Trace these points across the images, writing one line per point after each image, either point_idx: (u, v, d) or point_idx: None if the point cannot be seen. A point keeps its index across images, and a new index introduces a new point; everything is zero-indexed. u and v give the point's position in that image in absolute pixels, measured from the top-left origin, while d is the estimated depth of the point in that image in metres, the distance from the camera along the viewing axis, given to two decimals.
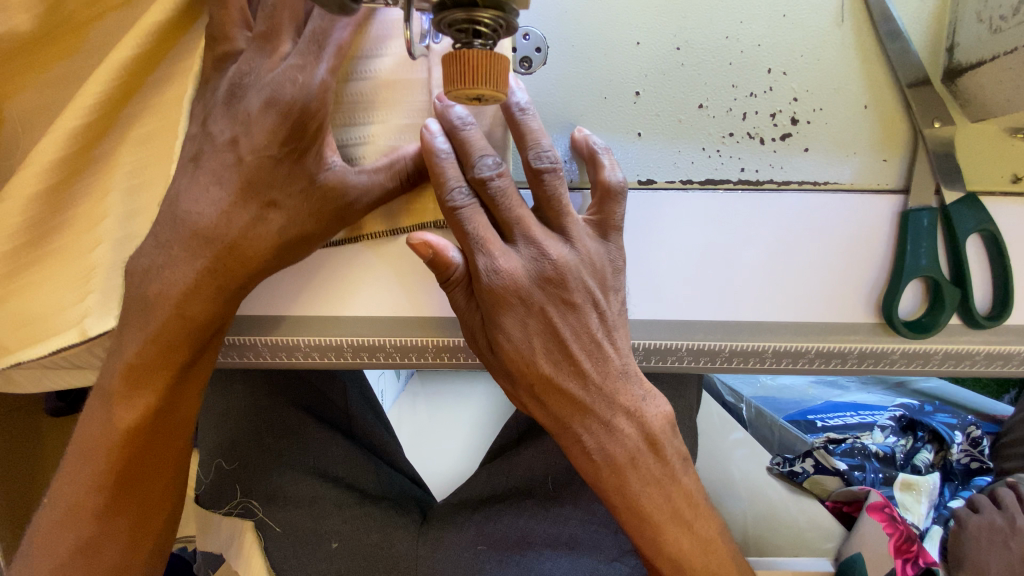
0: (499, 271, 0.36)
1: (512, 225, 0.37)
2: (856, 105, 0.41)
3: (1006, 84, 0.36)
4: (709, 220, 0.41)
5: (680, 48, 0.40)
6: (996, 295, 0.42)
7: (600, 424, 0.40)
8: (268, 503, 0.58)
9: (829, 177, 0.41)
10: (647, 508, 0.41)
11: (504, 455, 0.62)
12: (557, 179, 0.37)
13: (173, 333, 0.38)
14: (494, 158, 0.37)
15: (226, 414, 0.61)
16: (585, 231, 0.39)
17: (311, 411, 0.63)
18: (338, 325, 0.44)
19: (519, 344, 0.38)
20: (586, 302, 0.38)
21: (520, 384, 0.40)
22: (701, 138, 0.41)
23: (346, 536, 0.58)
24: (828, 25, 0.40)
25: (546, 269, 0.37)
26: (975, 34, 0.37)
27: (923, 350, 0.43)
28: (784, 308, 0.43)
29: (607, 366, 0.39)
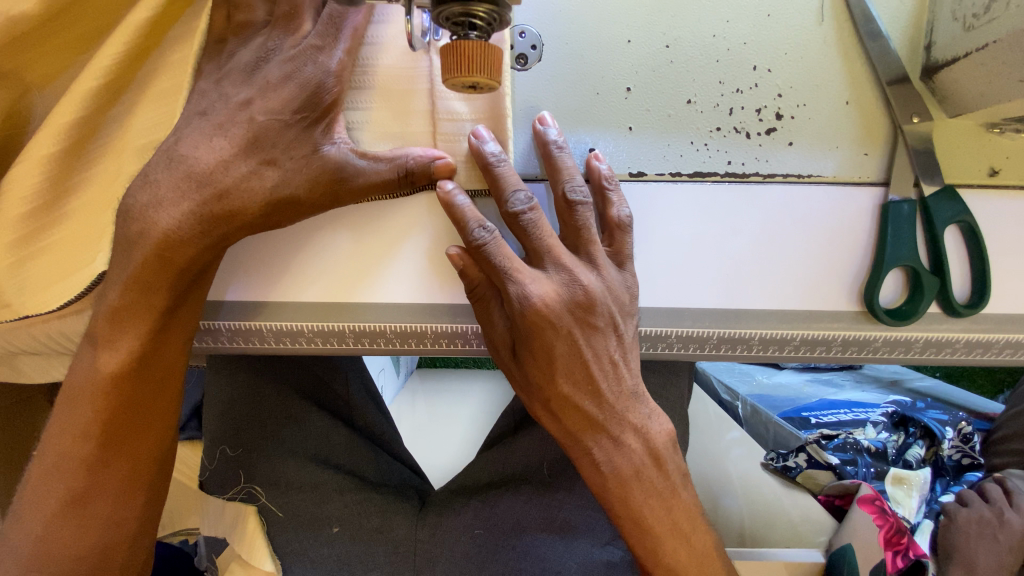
0: (532, 297, 0.38)
1: (542, 253, 0.39)
2: (838, 101, 0.42)
3: (980, 79, 0.38)
4: (698, 211, 0.43)
5: (669, 46, 0.42)
6: (973, 280, 0.44)
7: (609, 439, 0.42)
8: (272, 492, 0.60)
9: (812, 171, 0.43)
10: (641, 502, 0.43)
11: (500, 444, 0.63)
12: (588, 211, 0.40)
13: (159, 278, 0.40)
14: (526, 192, 0.39)
15: (229, 404, 0.62)
16: (609, 261, 0.41)
17: (313, 401, 0.65)
18: (341, 311, 0.45)
19: (543, 364, 0.40)
20: (609, 327, 0.41)
21: (538, 399, 0.42)
22: (690, 132, 0.42)
23: (347, 519, 0.60)
24: (811, 25, 0.42)
25: (577, 294, 0.39)
26: (951, 33, 0.39)
27: (904, 338, 0.45)
28: (770, 296, 0.44)
29: (621, 386, 0.41)
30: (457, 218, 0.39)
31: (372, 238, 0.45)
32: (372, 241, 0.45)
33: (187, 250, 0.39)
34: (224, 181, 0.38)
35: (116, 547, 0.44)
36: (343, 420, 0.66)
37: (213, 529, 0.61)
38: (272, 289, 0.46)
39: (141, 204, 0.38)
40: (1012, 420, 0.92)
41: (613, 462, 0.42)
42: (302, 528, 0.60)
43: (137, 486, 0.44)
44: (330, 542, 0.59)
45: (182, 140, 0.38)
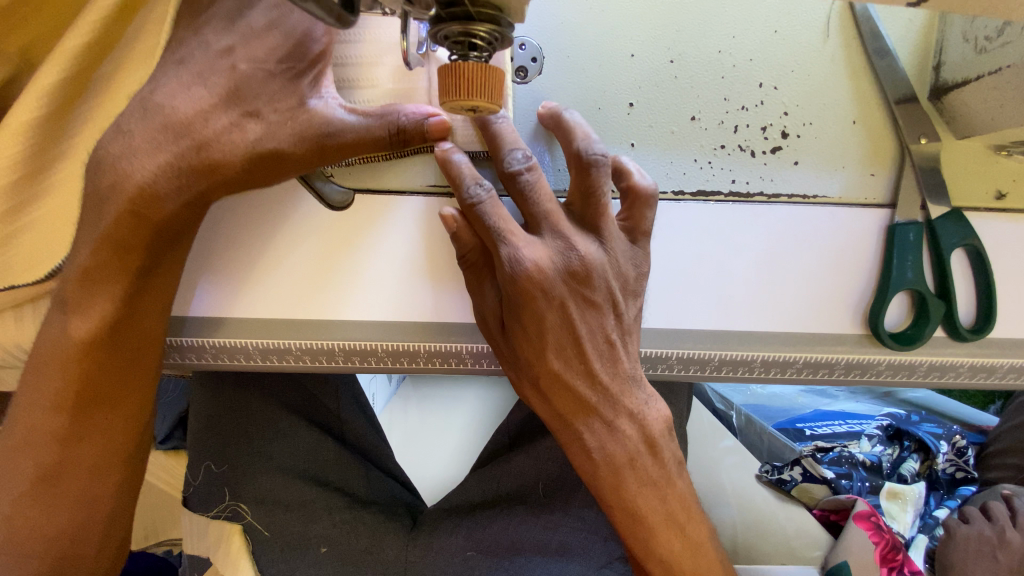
0: (522, 260, 0.36)
1: (539, 219, 0.38)
2: (844, 120, 0.41)
3: (990, 103, 0.37)
4: (701, 233, 0.42)
5: (673, 61, 0.41)
6: (980, 307, 0.43)
7: (602, 423, 0.40)
8: (258, 510, 0.58)
9: (817, 191, 0.42)
10: (640, 498, 0.41)
11: (495, 461, 0.61)
12: (605, 172, 0.36)
13: (134, 237, 0.38)
14: (525, 151, 0.37)
15: (213, 418, 0.60)
16: (617, 233, 0.39)
17: (302, 415, 0.63)
18: (330, 329, 0.44)
19: (532, 336, 0.38)
20: (607, 302, 0.39)
21: (525, 375, 0.40)
22: (693, 149, 0.41)
23: (333, 541, 0.58)
24: (818, 42, 0.41)
25: (572, 262, 0.37)
26: (962, 54, 0.38)
27: (908, 362, 0.44)
28: (773, 319, 0.43)
29: (617, 366, 0.40)
30: (454, 174, 0.37)
31: (365, 249, 0.44)
32: (364, 253, 0.44)
33: (163, 207, 0.38)
34: (204, 133, 0.36)
35: (82, 540, 0.42)
36: (333, 434, 0.64)
37: (198, 549, 0.59)
38: (255, 265, 0.44)
39: (114, 156, 0.36)
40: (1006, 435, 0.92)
41: (610, 482, 0.41)
42: (286, 554, 0.57)
43: (105, 476, 0.42)
44: (317, 565, 0.56)
45: (158, 90, 0.36)
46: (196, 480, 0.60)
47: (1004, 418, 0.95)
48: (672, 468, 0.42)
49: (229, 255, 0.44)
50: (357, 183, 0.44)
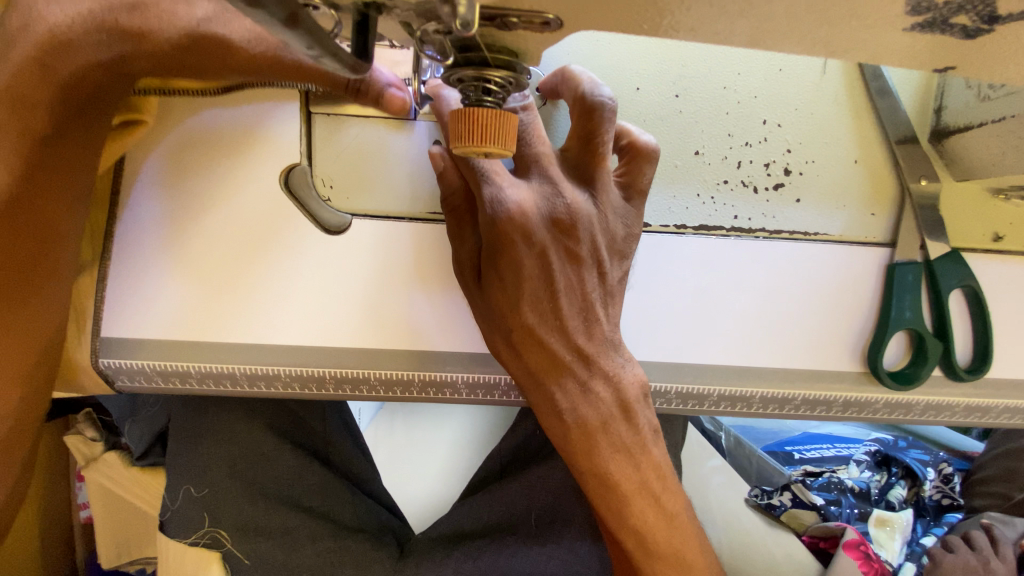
0: (504, 203, 0.36)
1: (527, 164, 0.37)
2: (846, 160, 0.42)
3: (993, 149, 0.39)
4: (707, 269, 0.42)
5: (678, 96, 0.40)
6: (976, 347, 0.43)
7: (576, 384, 0.39)
8: (239, 536, 0.56)
9: (818, 229, 0.42)
10: (611, 459, 0.40)
11: (485, 489, 0.60)
12: (607, 118, 0.35)
13: (39, 94, 0.32)
14: (521, 93, 0.37)
15: (196, 439, 0.58)
16: (611, 188, 0.38)
17: (288, 437, 0.61)
18: (321, 356, 0.42)
19: (508, 284, 0.37)
20: (591, 257, 0.38)
21: (498, 330, 0.39)
22: (696, 184, 0.41)
23: (320, 566, 0.57)
24: (822, 82, 0.41)
25: (556, 209, 0.37)
26: (964, 100, 0.39)
27: (904, 401, 0.44)
28: (773, 355, 0.43)
29: (596, 328, 0.38)
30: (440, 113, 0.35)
31: (361, 268, 0.42)
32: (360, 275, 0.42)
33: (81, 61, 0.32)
34: None
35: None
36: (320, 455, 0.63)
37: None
38: (224, 233, 0.41)
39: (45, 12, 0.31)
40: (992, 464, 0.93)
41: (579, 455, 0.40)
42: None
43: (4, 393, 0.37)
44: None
45: None
46: (174, 504, 0.58)
47: (989, 447, 0.97)
48: (645, 463, 0.41)
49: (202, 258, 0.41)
50: (354, 208, 0.41)
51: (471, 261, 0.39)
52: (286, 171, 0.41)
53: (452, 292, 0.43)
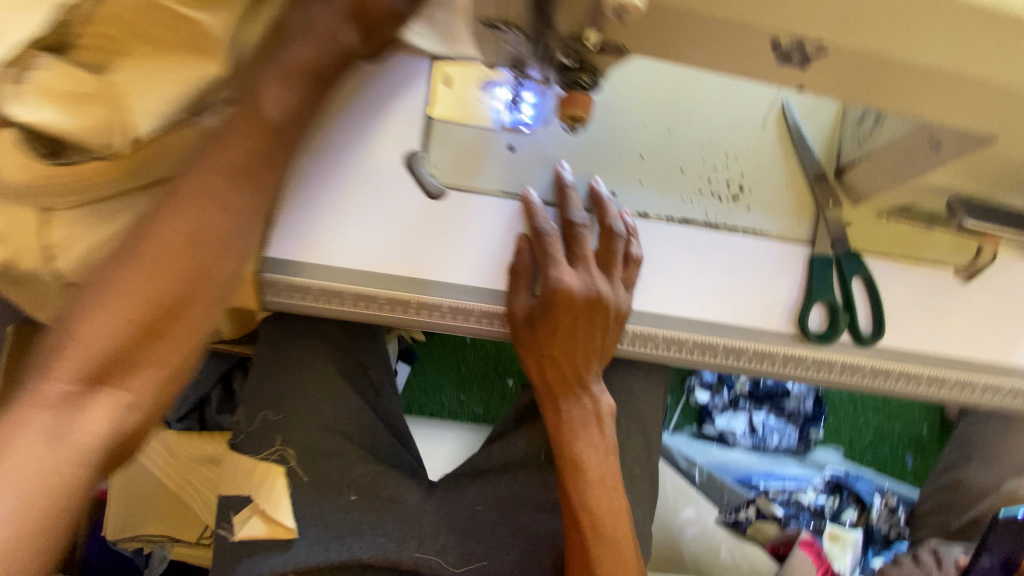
0: (562, 279, 0.54)
1: (577, 256, 0.55)
2: (781, 184, 0.61)
3: (873, 173, 0.56)
4: (687, 249, 0.60)
5: (669, 131, 0.60)
6: (873, 321, 0.60)
7: (576, 402, 0.58)
8: (303, 456, 0.69)
9: (762, 228, 0.61)
10: (581, 439, 0.58)
11: (501, 439, 0.72)
12: (621, 241, 0.56)
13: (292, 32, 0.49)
14: (582, 214, 0.57)
15: (274, 371, 0.71)
16: (622, 282, 0.56)
17: (347, 378, 0.74)
18: (411, 284, 0.58)
19: (547, 328, 0.55)
20: (606, 326, 0.55)
21: (537, 340, 0.56)
22: (680, 190, 0.60)
23: (362, 487, 0.69)
24: (764, 132, 0.61)
25: (592, 293, 0.53)
26: (853, 145, 0.58)
27: (826, 359, 0.61)
28: (731, 315, 0.60)
29: (594, 367, 0.57)
30: (531, 208, 0.57)
31: (448, 224, 0.59)
32: (446, 230, 0.59)
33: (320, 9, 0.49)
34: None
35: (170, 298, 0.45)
36: (367, 402, 0.75)
37: (241, 487, 0.67)
38: (354, 188, 0.59)
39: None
40: (931, 497, 1.06)
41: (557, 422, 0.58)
42: (323, 493, 0.68)
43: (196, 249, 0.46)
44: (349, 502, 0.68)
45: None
46: (249, 425, 0.70)
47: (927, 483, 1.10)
48: (604, 450, 0.58)
49: (333, 204, 0.58)
50: (446, 181, 0.60)
51: (525, 287, 0.57)
52: (406, 154, 0.59)
53: (502, 252, 0.59)
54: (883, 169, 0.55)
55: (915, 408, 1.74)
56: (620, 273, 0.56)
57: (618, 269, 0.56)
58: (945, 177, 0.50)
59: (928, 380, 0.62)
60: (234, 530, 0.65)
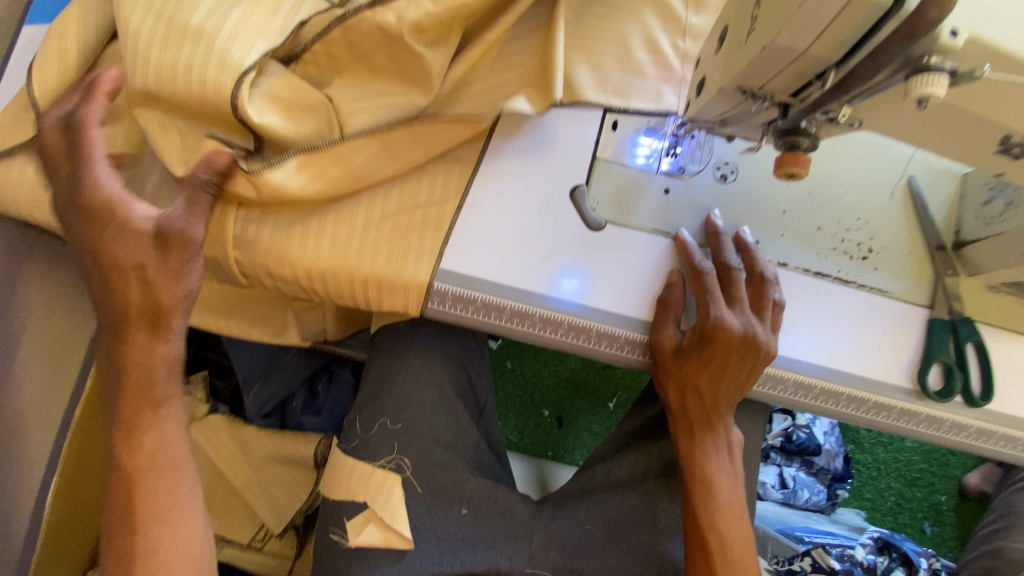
0: (724, 317, 0.58)
1: (734, 297, 0.60)
2: (904, 250, 0.67)
3: (996, 253, 0.62)
4: (820, 301, 0.65)
5: (811, 192, 0.66)
6: (984, 384, 0.65)
7: (711, 433, 0.62)
8: (419, 467, 0.69)
9: (887, 288, 0.66)
10: (714, 467, 0.62)
11: (602, 461, 0.77)
12: (773, 289, 0.61)
13: None
14: (736, 259, 0.62)
15: (391, 379, 0.74)
16: (772, 326, 0.60)
17: (461, 393, 0.77)
18: (567, 307, 0.61)
19: (699, 359, 0.59)
20: (756, 365, 0.59)
21: (685, 370, 0.60)
22: (817, 246, 0.66)
23: (475, 499, 0.70)
24: (894, 202, 0.67)
25: (751, 332, 0.58)
26: (978, 224, 0.64)
27: (938, 416, 0.65)
28: (857, 365, 0.64)
29: (734, 401, 0.61)
30: (688, 248, 0.62)
31: (605, 259, 0.63)
32: (605, 261, 0.63)
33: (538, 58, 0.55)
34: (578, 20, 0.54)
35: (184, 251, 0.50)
36: (474, 415, 0.78)
37: (358, 492, 0.67)
38: (521, 216, 0.62)
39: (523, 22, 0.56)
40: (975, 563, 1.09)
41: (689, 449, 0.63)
42: (439, 506, 0.69)
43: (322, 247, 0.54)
44: (471, 520, 0.70)
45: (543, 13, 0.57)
46: (365, 433, 0.72)
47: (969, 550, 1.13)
48: (734, 480, 0.62)
49: (501, 228, 0.62)
50: (606, 216, 0.64)
51: (677, 319, 0.61)
52: (573, 188, 0.64)
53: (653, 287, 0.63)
54: (1008, 247, 0.60)
55: (937, 477, 1.77)
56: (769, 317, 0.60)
57: (768, 314, 0.60)
58: None
59: None
60: (348, 536, 0.66)
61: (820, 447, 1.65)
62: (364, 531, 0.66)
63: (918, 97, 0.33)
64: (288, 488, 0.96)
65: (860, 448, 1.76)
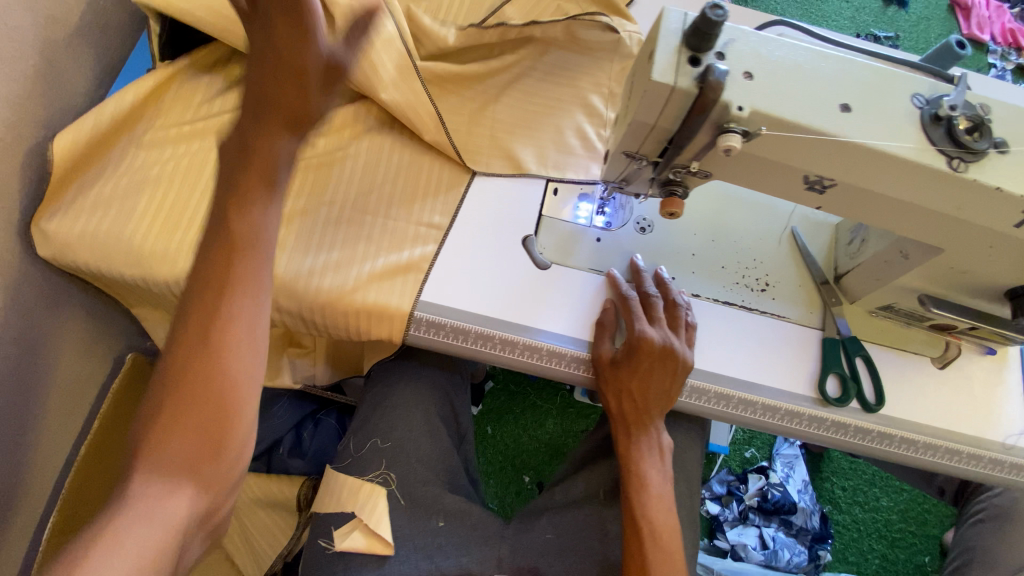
0: (645, 333, 0.72)
1: (653, 317, 0.74)
2: (795, 284, 0.83)
3: (861, 279, 0.78)
4: (730, 325, 0.79)
5: (714, 238, 0.83)
6: (875, 392, 0.77)
7: (645, 435, 0.74)
8: (403, 482, 0.79)
9: (784, 313, 0.81)
10: (646, 464, 0.74)
11: (563, 480, 0.87)
12: (685, 312, 0.75)
13: None
14: (654, 289, 0.76)
15: (382, 406, 0.86)
16: (686, 341, 0.74)
17: (442, 420, 0.88)
18: (522, 330, 0.75)
19: (629, 371, 0.72)
20: (675, 373, 0.72)
21: (618, 380, 0.73)
22: (722, 280, 0.81)
23: (450, 510, 0.78)
24: (782, 246, 0.84)
25: (667, 345, 0.71)
26: (846, 258, 0.80)
27: (842, 421, 0.76)
28: (766, 378, 0.77)
29: (661, 409, 0.74)
30: (616, 282, 0.77)
31: (552, 291, 0.77)
32: (552, 292, 0.77)
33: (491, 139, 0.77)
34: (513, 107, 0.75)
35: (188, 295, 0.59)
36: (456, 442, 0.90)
37: (347, 503, 0.76)
38: (482, 259, 0.78)
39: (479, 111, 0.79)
40: None
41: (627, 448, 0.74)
42: (415, 518, 0.77)
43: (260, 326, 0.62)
44: (444, 533, 0.77)
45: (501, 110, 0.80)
46: (358, 453, 0.83)
47: None
48: (663, 475, 0.74)
49: (465, 268, 0.77)
50: (551, 258, 0.80)
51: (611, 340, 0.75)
52: (524, 238, 0.80)
53: (591, 315, 0.77)
54: (867, 275, 0.75)
55: (918, 536, 1.78)
56: (684, 334, 0.74)
57: (682, 331, 0.74)
58: (918, 280, 0.69)
59: (923, 446, 0.78)
60: (335, 542, 0.74)
61: (795, 504, 1.68)
62: (349, 538, 0.74)
63: (725, 149, 0.50)
64: (270, 534, 1.00)
65: (838, 508, 1.78)
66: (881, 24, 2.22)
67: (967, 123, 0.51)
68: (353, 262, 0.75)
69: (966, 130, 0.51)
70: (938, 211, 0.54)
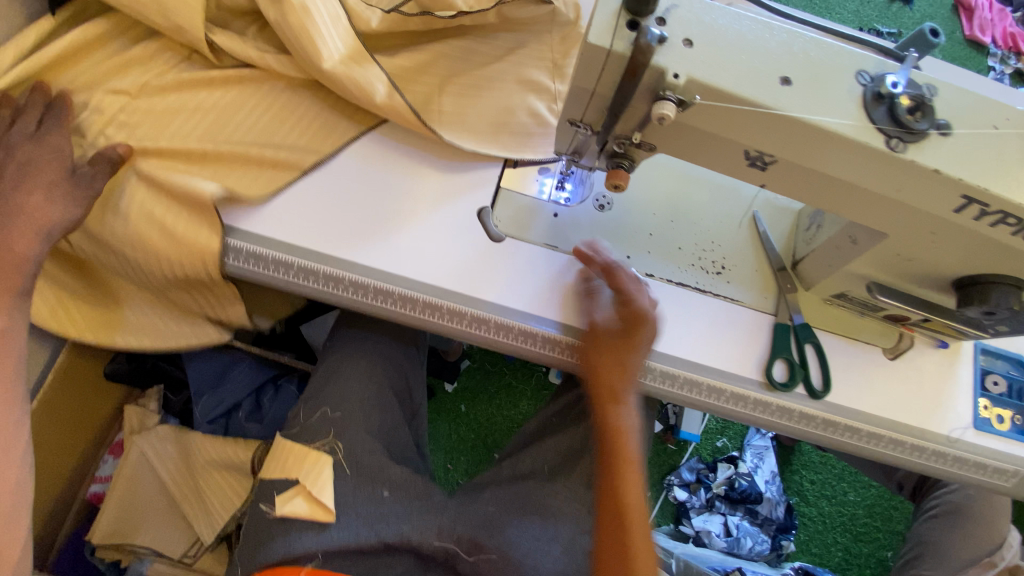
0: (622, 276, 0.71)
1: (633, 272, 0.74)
2: (752, 268, 0.82)
3: (815, 266, 0.77)
4: (682, 306, 0.78)
5: (673, 219, 0.82)
6: (823, 379, 0.77)
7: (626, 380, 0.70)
8: (350, 452, 0.78)
9: (738, 298, 0.80)
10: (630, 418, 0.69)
11: (510, 457, 0.87)
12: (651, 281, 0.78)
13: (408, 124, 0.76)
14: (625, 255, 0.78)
15: (333, 374, 0.86)
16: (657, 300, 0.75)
17: (394, 392, 0.88)
18: (470, 301, 0.74)
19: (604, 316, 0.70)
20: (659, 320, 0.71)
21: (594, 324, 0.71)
22: (678, 261, 0.80)
23: (399, 484, 0.78)
24: (741, 230, 0.83)
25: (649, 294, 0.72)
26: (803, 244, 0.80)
27: (787, 406, 0.76)
28: (714, 360, 0.77)
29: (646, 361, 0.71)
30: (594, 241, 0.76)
31: (509, 266, 0.76)
32: (509, 268, 0.76)
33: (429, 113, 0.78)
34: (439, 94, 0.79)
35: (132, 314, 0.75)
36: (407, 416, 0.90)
37: (291, 470, 0.75)
38: (439, 230, 0.77)
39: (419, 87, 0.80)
40: None
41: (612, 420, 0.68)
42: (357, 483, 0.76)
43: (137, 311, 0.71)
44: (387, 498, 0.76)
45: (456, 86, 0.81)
46: (307, 420, 0.81)
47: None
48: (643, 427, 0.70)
49: (418, 238, 0.76)
50: (507, 231, 0.79)
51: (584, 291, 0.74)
52: (480, 209, 0.79)
53: (541, 290, 0.76)
54: (824, 261, 0.74)
55: (883, 532, 1.80)
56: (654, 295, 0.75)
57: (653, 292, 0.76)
58: (867, 266, 0.68)
59: (869, 436, 0.78)
60: (276, 507, 0.72)
61: (761, 495, 1.70)
62: (292, 505, 0.72)
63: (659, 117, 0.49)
64: (225, 496, 1.01)
65: (805, 502, 1.80)
66: (885, 20, 2.19)
67: (908, 102, 0.50)
68: (317, 235, 0.74)
69: (907, 109, 0.50)
70: (877, 192, 0.54)
